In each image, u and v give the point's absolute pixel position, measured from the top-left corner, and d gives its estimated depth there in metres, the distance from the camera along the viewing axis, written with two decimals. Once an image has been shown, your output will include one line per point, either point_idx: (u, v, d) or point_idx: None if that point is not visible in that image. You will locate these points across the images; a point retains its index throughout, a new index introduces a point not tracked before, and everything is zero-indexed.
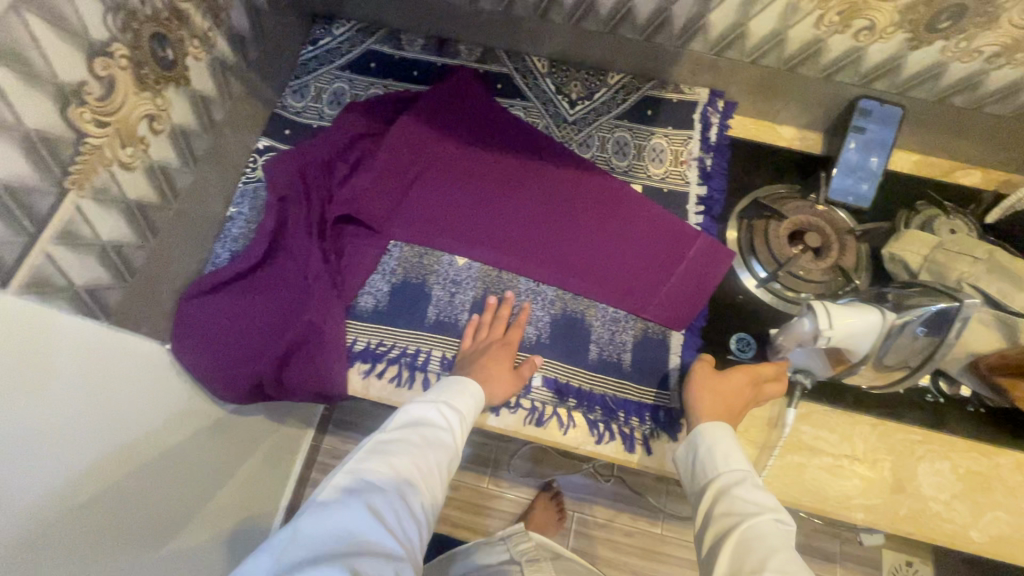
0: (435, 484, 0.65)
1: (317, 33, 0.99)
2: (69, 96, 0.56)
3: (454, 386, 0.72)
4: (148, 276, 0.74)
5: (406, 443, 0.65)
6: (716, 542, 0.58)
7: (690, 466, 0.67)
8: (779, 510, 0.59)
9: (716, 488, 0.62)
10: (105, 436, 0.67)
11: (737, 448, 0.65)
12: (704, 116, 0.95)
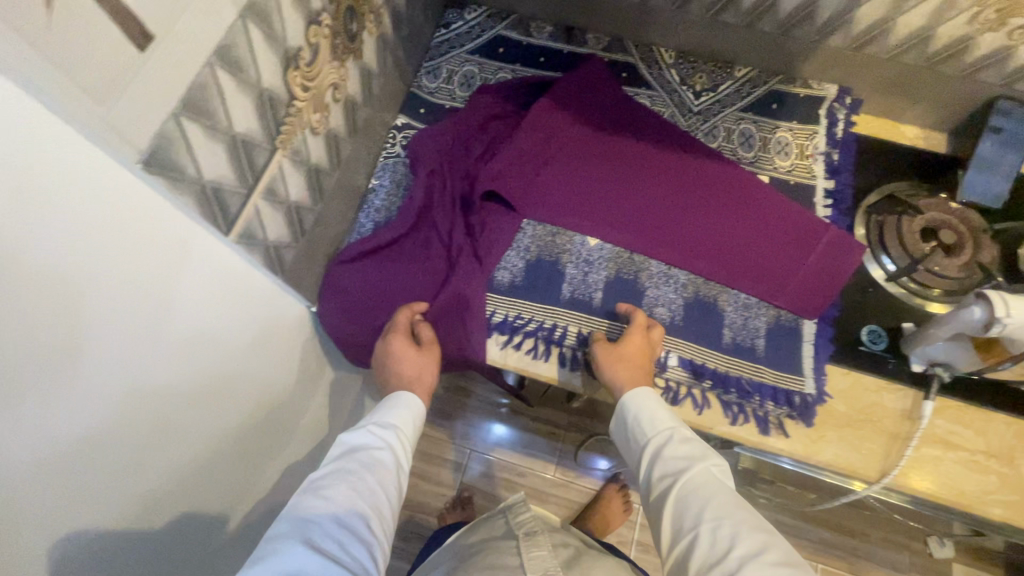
0: (381, 509, 0.63)
1: (450, 17, 1.03)
2: (292, 59, 0.59)
3: (397, 408, 0.74)
4: (312, 239, 0.77)
5: (353, 466, 0.65)
6: (661, 501, 0.63)
7: (620, 429, 0.72)
8: (711, 457, 0.64)
9: (645, 453, 0.68)
10: (205, 384, 0.62)
11: (656, 404, 0.70)
12: (830, 112, 0.95)
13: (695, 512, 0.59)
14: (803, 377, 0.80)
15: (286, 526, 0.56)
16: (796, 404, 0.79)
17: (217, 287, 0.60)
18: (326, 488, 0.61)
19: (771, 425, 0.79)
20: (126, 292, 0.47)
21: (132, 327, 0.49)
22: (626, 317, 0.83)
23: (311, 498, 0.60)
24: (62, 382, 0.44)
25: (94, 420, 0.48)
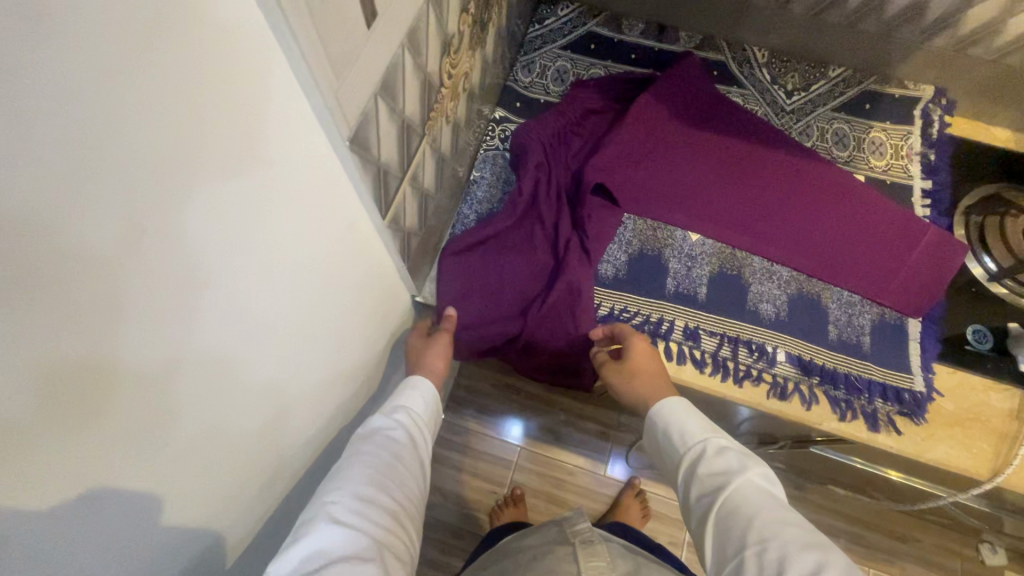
0: (405, 488, 0.58)
1: (544, 13, 1.04)
2: (448, 42, 0.60)
3: (413, 388, 0.68)
4: (429, 227, 0.78)
5: (372, 449, 0.58)
6: (700, 528, 0.55)
7: (657, 449, 0.65)
8: (755, 468, 0.56)
9: (682, 473, 0.60)
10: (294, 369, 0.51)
11: (692, 415, 0.63)
12: (925, 113, 0.96)
13: (729, 536, 0.51)
14: (911, 374, 0.81)
15: (308, 518, 0.50)
16: (907, 402, 0.79)
17: (361, 275, 0.60)
18: (343, 475, 0.55)
19: (881, 422, 0.78)
20: (304, 275, 0.48)
21: (304, 310, 0.50)
22: (732, 312, 0.84)
23: (326, 488, 0.54)
24: (260, 362, 0.45)
25: (270, 403, 0.48)
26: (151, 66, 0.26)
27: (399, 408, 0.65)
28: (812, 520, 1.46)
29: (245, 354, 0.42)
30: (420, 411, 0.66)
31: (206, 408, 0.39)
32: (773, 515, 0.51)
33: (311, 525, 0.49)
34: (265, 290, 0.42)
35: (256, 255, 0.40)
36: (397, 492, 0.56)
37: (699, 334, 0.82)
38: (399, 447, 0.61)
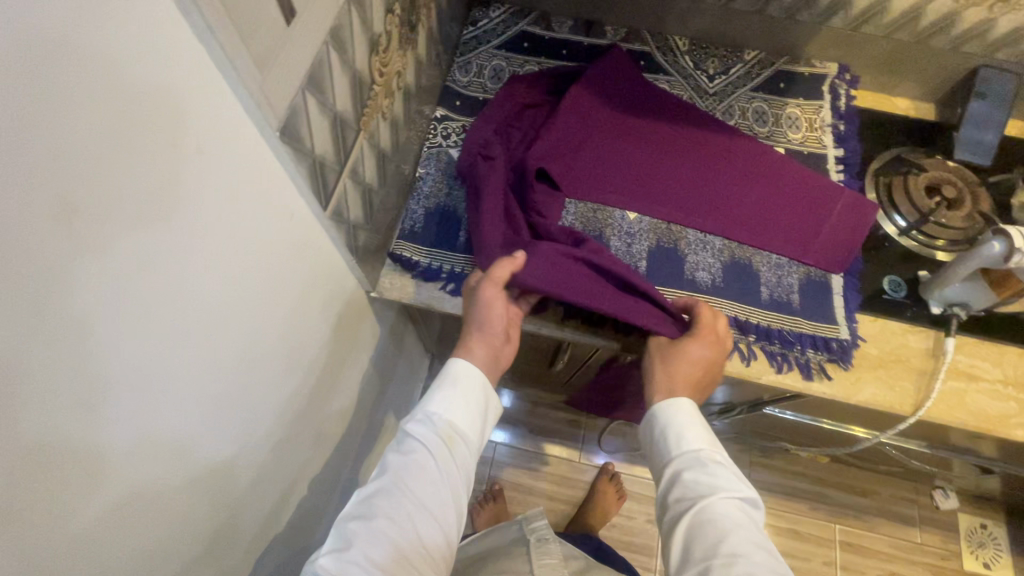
0: (433, 510, 0.63)
1: (476, 15, 1.08)
2: (375, 43, 0.63)
3: (449, 387, 0.71)
4: (374, 222, 0.80)
5: (406, 470, 0.64)
6: (674, 522, 0.65)
7: (647, 437, 0.74)
8: (733, 488, 0.65)
9: (667, 473, 0.69)
10: (239, 366, 0.53)
11: (695, 424, 0.71)
12: (833, 88, 1.05)
13: (700, 541, 0.61)
14: (837, 324, 0.87)
15: (341, 532, 0.60)
16: (835, 350, 0.85)
17: (309, 269, 0.63)
18: (376, 494, 0.62)
19: (813, 371, 0.84)
20: (248, 266, 0.50)
21: (251, 298, 0.52)
22: (672, 282, 0.89)
23: (362, 505, 0.62)
24: (202, 346, 0.47)
25: (220, 386, 0.51)
26: (60, 78, 0.29)
27: (436, 417, 0.68)
28: (778, 483, 1.53)
29: (185, 337, 0.44)
30: (459, 418, 0.69)
31: (142, 385, 0.41)
32: (743, 534, 0.61)
33: (345, 543, 0.58)
34: (206, 276, 0.45)
35: (194, 241, 0.42)
36: (427, 511, 0.63)
37: None
38: (433, 462, 0.65)
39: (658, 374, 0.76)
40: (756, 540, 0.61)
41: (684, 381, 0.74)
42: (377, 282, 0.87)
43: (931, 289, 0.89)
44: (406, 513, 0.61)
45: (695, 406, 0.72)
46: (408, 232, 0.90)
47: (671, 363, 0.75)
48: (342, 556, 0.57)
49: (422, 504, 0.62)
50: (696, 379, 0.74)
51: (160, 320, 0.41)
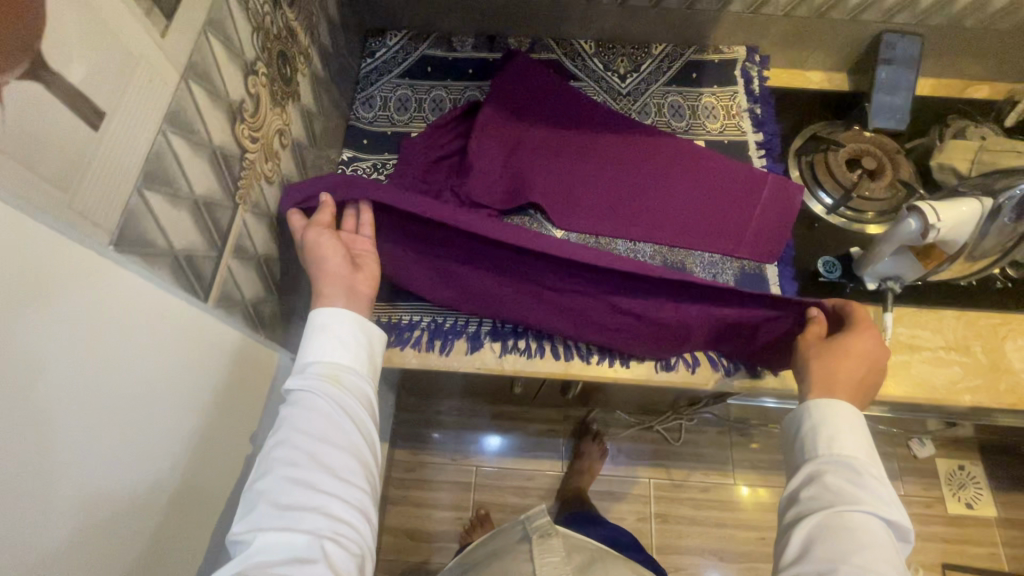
0: (348, 441, 0.59)
1: (373, 45, 1.03)
2: (235, 112, 0.59)
3: (320, 331, 0.64)
4: (286, 288, 0.76)
5: (295, 418, 0.58)
6: (799, 517, 0.59)
7: (790, 428, 0.66)
8: (877, 508, 0.57)
9: (806, 468, 0.62)
10: (127, 501, 0.47)
11: (851, 432, 0.61)
12: (744, 72, 1.03)
13: (828, 544, 0.55)
14: None
15: (243, 501, 0.55)
16: None
17: (211, 365, 0.57)
18: (271, 453, 0.57)
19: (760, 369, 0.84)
20: (133, 383, 0.46)
21: (167, 400, 0.51)
22: None
23: (258, 469, 0.57)
24: (115, 468, 0.45)
25: (105, 531, 0.44)
26: None
27: (310, 363, 0.62)
28: (760, 458, 1.53)
29: (45, 493, 0.39)
30: (341, 352, 0.63)
31: (38, 536, 0.38)
32: (881, 556, 0.54)
33: (250, 505, 0.54)
34: (57, 423, 0.39)
35: (45, 383, 0.38)
36: (327, 447, 0.57)
37: None
38: (320, 400, 0.59)
39: (818, 368, 0.66)
40: (891, 569, 0.53)
41: (846, 386, 0.65)
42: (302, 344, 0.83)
43: (865, 265, 0.87)
44: (305, 457, 0.56)
45: (855, 412, 0.62)
46: None
47: (835, 361, 0.66)
48: (250, 521, 0.53)
49: (318, 442, 0.57)
50: (857, 379, 0.65)
51: (58, 458, 0.40)
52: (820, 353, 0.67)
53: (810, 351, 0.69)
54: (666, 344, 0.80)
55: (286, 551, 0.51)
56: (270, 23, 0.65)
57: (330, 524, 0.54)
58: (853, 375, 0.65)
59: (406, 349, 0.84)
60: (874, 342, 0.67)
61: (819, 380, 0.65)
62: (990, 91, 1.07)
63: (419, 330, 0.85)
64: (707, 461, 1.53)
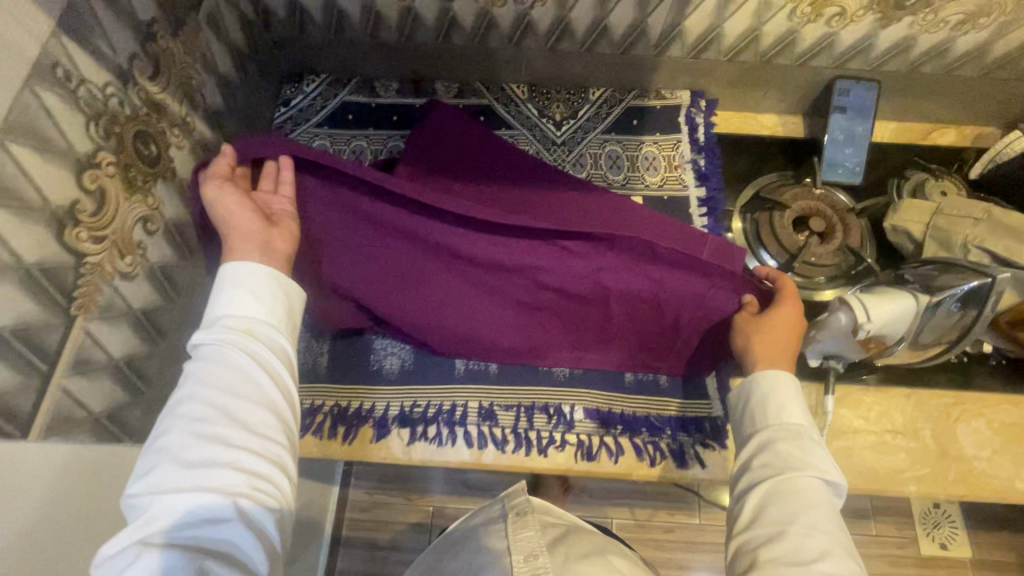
0: (261, 396, 0.56)
1: (288, 92, 0.95)
2: (62, 217, 0.52)
3: (230, 285, 0.60)
4: (167, 383, 0.70)
5: (200, 375, 0.55)
6: (751, 485, 0.62)
7: (738, 400, 0.70)
8: (822, 468, 0.61)
9: (757, 438, 0.65)
10: None
11: (796, 403, 0.65)
12: (689, 119, 0.95)
13: (778, 508, 0.58)
14: (709, 400, 0.80)
15: (141, 461, 0.52)
16: (708, 430, 0.78)
17: (57, 504, 0.51)
18: (173, 409, 0.53)
19: (688, 458, 0.77)
20: None
21: (14, 552, 0.46)
22: (526, 379, 0.80)
23: (157, 430, 0.53)
24: None
25: None
26: None
27: (218, 317, 0.58)
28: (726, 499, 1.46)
29: None
30: (253, 306, 0.59)
31: None
32: (829, 516, 0.58)
33: (147, 467, 0.51)
34: None
35: None
36: (238, 404, 0.54)
37: (496, 412, 0.79)
38: (229, 354, 0.56)
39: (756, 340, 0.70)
40: (833, 522, 0.57)
41: (780, 351, 0.69)
42: None
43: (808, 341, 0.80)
44: (210, 410, 0.53)
45: (790, 376, 0.67)
46: None
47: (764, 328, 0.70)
48: (147, 483, 0.50)
49: (227, 398, 0.54)
50: (786, 336, 0.70)
51: None
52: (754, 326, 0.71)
53: (743, 322, 0.72)
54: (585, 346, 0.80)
55: (194, 511, 0.49)
56: (118, 105, 0.58)
57: (245, 479, 0.51)
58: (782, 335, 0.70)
59: (307, 437, 0.79)
60: (795, 307, 0.71)
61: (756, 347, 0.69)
62: (957, 135, 0.99)
63: (322, 415, 0.79)
64: (672, 501, 1.47)
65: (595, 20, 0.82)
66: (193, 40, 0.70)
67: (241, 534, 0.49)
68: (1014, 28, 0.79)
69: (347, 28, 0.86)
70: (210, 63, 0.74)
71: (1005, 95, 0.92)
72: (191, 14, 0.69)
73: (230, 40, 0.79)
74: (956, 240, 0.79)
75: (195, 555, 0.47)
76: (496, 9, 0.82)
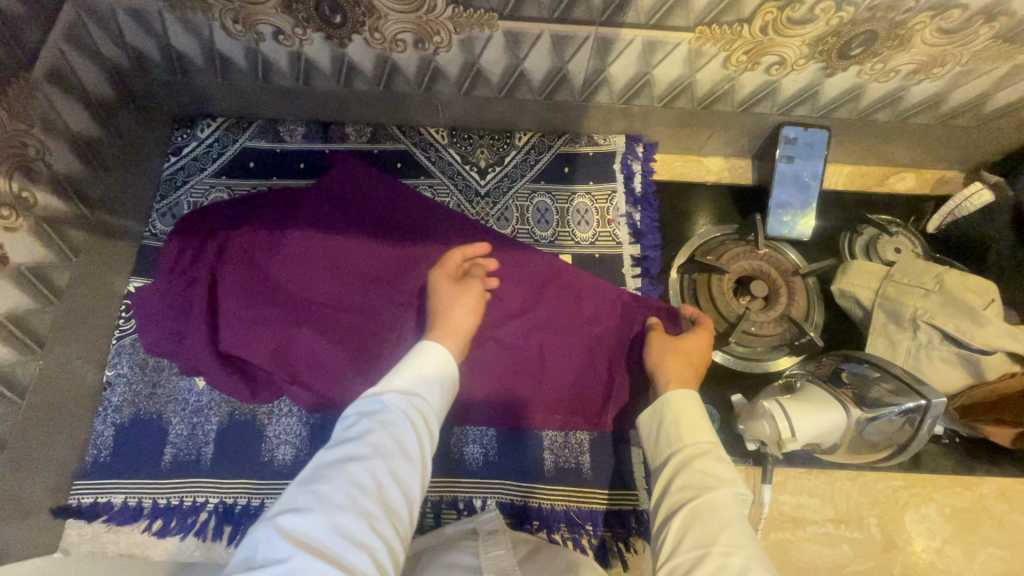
0: (405, 484, 0.49)
1: (179, 139, 0.85)
2: None
3: (415, 355, 0.58)
4: (10, 493, 0.62)
5: (371, 432, 0.50)
6: (667, 512, 0.53)
7: (649, 422, 0.61)
8: (738, 483, 0.52)
9: (671, 462, 0.56)
10: None
11: (701, 415, 0.59)
12: (625, 167, 0.87)
13: (698, 530, 0.49)
14: (635, 489, 0.73)
15: (286, 502, 0.45)
16: (632, 526, 0.71)
17: None
18: (334, 459, 0.48)
19: (610, 555, 0.71)
20: None
21: None
22: (435, 469, 0.73)
23: (311, 475, 0.47)
24: None
25: None
26: None
27: (394, 379, 0.55)
28: None
29: None
30: (424, 388, 0.55)
31: None
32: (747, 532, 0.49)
33: (297, 515, 0.44)
34: None
35: None
36: (383, 478, 0.48)
37: None
38: (401, 423, 0.51)
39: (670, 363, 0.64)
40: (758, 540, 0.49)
41: (689, 373, 0.64)
42: (59, 539, 0.69)
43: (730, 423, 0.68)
44: (369, 480, 0.47)
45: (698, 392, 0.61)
46: (90, 464, 0.71)
47: (672, 351, 0.66)
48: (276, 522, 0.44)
49: (374, 466, 0.48)
50: (694, 363, 0.65)
51: None
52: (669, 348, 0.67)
53: (654, 345, 0.68)
54: (491, 402, 0.73)
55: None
56: None
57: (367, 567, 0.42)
58: (691, 356, 0.66)
59: (188, 539, 0.70)
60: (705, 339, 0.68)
61: (668, 371, 0.64)
62: (916, 180, 0.91)
63: (205, 513, 0.71)
64: None
65: (510, 67, 0.73)
66: (27, 102, 0.60)
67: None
68: (973, 78, 0.71)
69: (232, 71, 0.76)
70: (55, 123, 0.65)
71: (965, 142, 0.84)
72: (21, 73, 0.59)
73: (87, 92, 0.69)
74: (905, 313, 0.72)
75: None
76: (397, 54, 0.72)
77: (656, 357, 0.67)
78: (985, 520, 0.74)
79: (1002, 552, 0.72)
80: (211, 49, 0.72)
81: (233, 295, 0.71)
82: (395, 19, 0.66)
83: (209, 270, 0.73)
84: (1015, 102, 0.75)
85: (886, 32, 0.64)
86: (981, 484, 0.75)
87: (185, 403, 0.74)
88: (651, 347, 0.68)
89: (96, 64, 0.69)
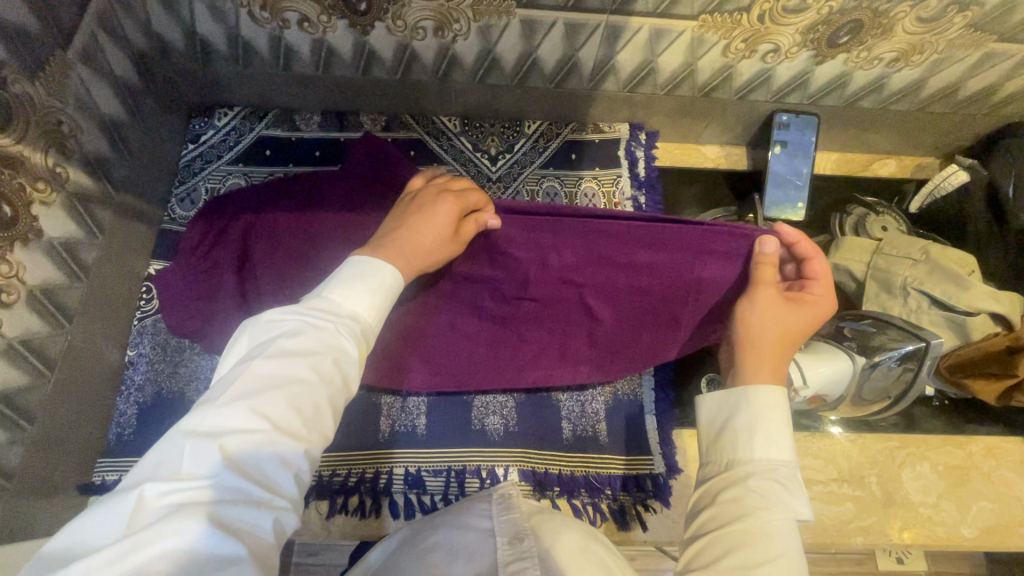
0: (338, 408, 0.47)
1: (197, 127, 0.86)
2: None
3: (369, 278, 0.51)
4: (38, 468, 0.63)
5: (315, 356, 0.46)
6: (715, 522, 0.49)
7: (716, 413, 0.55)
8: (794, 508, 0.47)
9: (729, 469, 0.52)
10: None
11: (784, 427, 0.52)
12: (628, 153, 0.91)
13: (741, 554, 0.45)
14: (650, 456, 0.76)
15: (214, 409, 0.42)
16: (649, 490, 0.74)
17: None
18: (273, 374, 0.44)
19: (628, 518, 0.73)
20: None
21: None
22: (458, 440, 0.75)
23: (243, 386, 0.43)
24: None
25: None
26: None
27: (343, 303, 0.49)
28: None
29: None
30: (369, 312, 0.50)
31: None
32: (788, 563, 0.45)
33: (225, 430, 0.41)
34: None
35: None
36: (319, 403, 0.45)
37: (423, 479, 0.73)
38: (349, 353, 0.48)
39: (761, 334, 0.58)
40: (801, 569, 0.45)
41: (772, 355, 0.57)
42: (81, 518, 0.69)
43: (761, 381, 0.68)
44: (305, 406, 0.44)
45: (788, 399, 0.53)
46: (114, 442, 0.71)
47: (780, 320, 0.58)
48: (200, 440, 0.41)
49: (309, 392, 0.44)
50: (792, 340, 0.58)
51: None
52: (768, 316, 0.58)
53: (765, 302, 0.58)
54: (552, 365, 0.73)
55: (253, 502, 0.40)
56: None
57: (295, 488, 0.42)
58: (790, 334, 0.58)
59: None
60: (801, 318, 0.58)
61: (761, 343, 0.57)
62: (898, 166, 0.98)
63: None
64: None
65: (523, 53, 0.77)
66: (61, 81, 0.62)
67: (273, 557, 0.40)
68: (947, 66, 0.78)
69: (254, 59, 0.78)
70: (86, 103, 0.66)
71: (941, 129, 0.91)
72: (56, 52, 0.61)
73: (115, 75, 0.71)
74: (896, 281, 0.77)
75: (225, 558, 0.37)
76: (417, 42, 0.76)
77: (757, 314, 0.58)
78: (976, 476, 0.78)
79: (993, 505, 0.77)
80: (235, 36, 0.75)
81: (261, 277, 0.73)
82: (417, 7, 0.69)
83: (235, 251, 0.74)
84: (985, 88, 0.82)
85: (870, 21, 0.70)
86: (970, 443, 0.80)
87: (208, 381, 0.75)
88: (761, 304, 0.59)
89: (122, 48, 0.71)
